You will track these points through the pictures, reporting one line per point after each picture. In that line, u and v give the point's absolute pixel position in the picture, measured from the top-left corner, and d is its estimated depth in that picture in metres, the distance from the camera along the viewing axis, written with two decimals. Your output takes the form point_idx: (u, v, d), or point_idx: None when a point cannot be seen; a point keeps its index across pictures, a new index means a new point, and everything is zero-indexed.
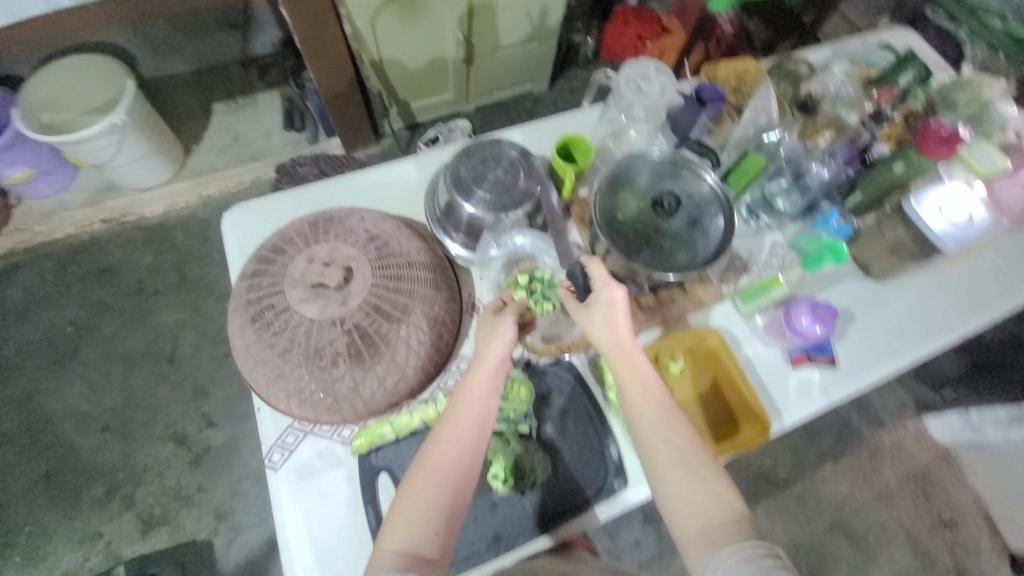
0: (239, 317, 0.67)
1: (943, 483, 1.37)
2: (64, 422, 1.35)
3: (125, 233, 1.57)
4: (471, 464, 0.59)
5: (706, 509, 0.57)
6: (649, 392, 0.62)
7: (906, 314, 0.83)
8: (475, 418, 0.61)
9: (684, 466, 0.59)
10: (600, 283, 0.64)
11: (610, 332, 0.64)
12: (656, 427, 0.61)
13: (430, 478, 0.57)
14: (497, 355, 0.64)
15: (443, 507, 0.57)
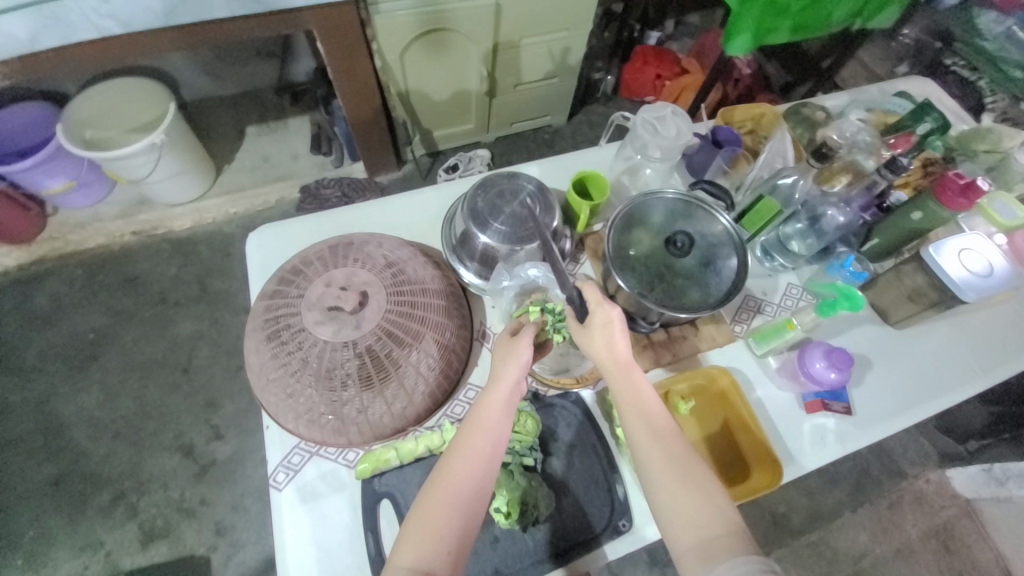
0: (256, 335, 0.69)
1: (964, 539, 1.32)
2: (78, 426, 1.37)
3: (153, 245, 1.64)
4: (483, 483, 0.56)
5: (700, 524, 0.54)
6: (643, 402, 0.60)
7: (924, 362, 0.82)
8: (486, 446, 0.57)
9: (682, 480, 0.56)
10: (595, 303, 0.63)
11: (609, 351, 0.61)
12: (649, 438, 0.58)
13: (440, 496, 0.55)
14: (511, 374, 0.61)
15: (457, 528, 0.54)
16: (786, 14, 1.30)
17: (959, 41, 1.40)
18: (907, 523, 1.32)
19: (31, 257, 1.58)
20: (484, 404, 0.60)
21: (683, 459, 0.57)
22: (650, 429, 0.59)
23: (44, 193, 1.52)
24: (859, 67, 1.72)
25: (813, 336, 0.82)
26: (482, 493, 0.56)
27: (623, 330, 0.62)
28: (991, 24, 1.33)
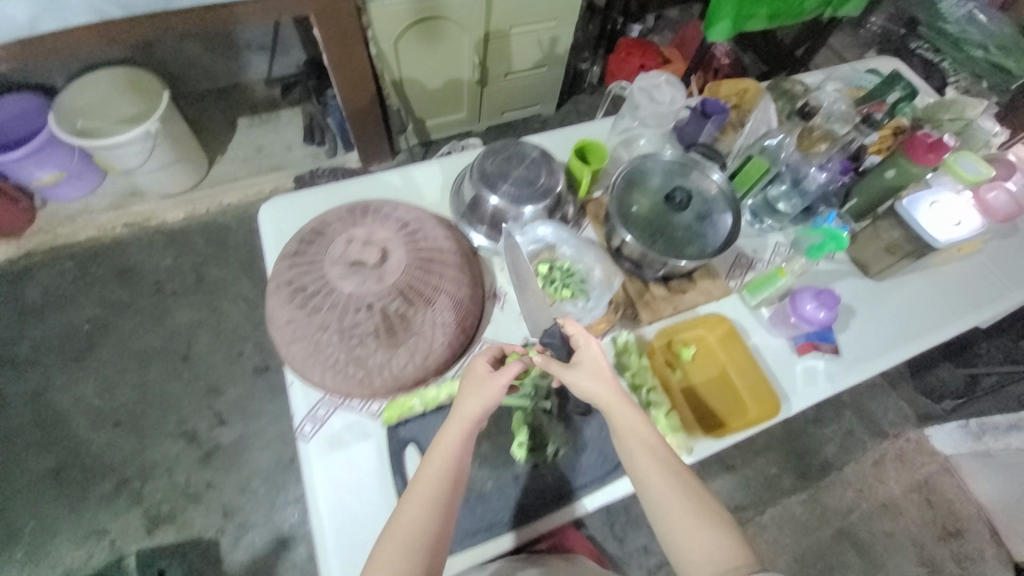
0: (279, 293, 0.71)
1: (943, 491, 1.40)
2: (77, 417, 1.36)
3: (146, 237, 1.62)
4: (440, 518, 0.57)
5: (714, 553, 0.53)
6: (636, 432, 0.61)
7: (901, 308, 0.89)
8: (445, 479, 0.58)
9: (692, 507, 0.56)
10: (580, 339, 0.65)
11: (597, 384, 0.62)
12: (653, 470, 0.58)
13: (401, 539, 0.55)
14: (473, 408, 0.61)
15: (414, 574, 0.54)
16: (762, 2, 1.37)
17: (923, 24, 1.48)
18: (890, 479, 1.40)
19: (19, 251, 1.55)
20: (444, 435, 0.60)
21: (691, 485, 0.58)
22: (653, 459, 0.59)
23: (34, 184, 1.50)
24: (832, 54, 1.81)
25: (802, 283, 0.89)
26: (438, 539, 0.56)
27: (609, 365, 0.64)
28: (953, 8, 1.43)
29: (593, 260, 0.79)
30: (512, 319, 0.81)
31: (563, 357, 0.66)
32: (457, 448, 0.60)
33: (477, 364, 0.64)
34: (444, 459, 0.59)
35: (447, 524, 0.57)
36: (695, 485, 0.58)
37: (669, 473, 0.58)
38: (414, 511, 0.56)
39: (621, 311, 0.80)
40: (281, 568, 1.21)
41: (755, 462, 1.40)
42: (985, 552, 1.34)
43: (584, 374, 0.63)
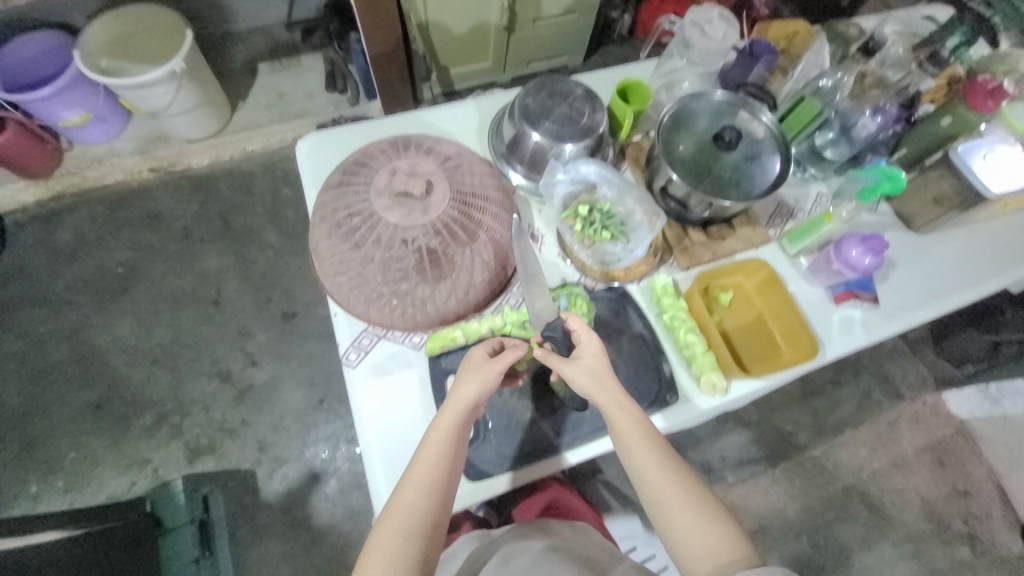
0: (326, 223, 0.73)
1: (959, 454, 1.39)
2: (115, 354, 1.41)
3: (172, 184, 1.62)
4: (438, 503, 0.61)
5: (715, 549, 0.57)
6: (636, 433, 0.62)
7: (941, 262, 0.87)
8: (445, 464, 0.61)
9: (692, 506, 0.60)
10: (583, 335, 0.65)
11: (597, 383, 0.63)
12: (655, 470, 0.62)
13: (401, 523, 0.59)
14: (471, 396, 0.63)
15: (414, 551, 0.58)
16: None
17: None
18: (904, 441, 1.39)
19: (49, 193, 1.57)
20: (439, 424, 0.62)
21: (690, 484, 0.61)
22: (654, 459, 0.62)
23: (61, 125, 1.49)
24: (881, 4, 1.69)
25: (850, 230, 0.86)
26: (435, 523, 0.60)
27: (608, 363, 0.65)
28: None
29: (633, 203, 0.79)
30: (548, 259, 0.81)
31: (564, 352, 0.67)
32: (452, 442, 0.62)
33: (471, 358, 0.65)
34: (437, 452, 0.61)
35: (443, 509, 0.61)
36: (693, 483, 0.62)
37: (671, 474, 0.61)
38: (411, 499, 0.60)
39: (659, 254, 0.81)
40: (312, 499, 1.28)
41: (771, 419, 1.40)
42: (994, 513, 1.35)
43: (588, 377, 0.63)
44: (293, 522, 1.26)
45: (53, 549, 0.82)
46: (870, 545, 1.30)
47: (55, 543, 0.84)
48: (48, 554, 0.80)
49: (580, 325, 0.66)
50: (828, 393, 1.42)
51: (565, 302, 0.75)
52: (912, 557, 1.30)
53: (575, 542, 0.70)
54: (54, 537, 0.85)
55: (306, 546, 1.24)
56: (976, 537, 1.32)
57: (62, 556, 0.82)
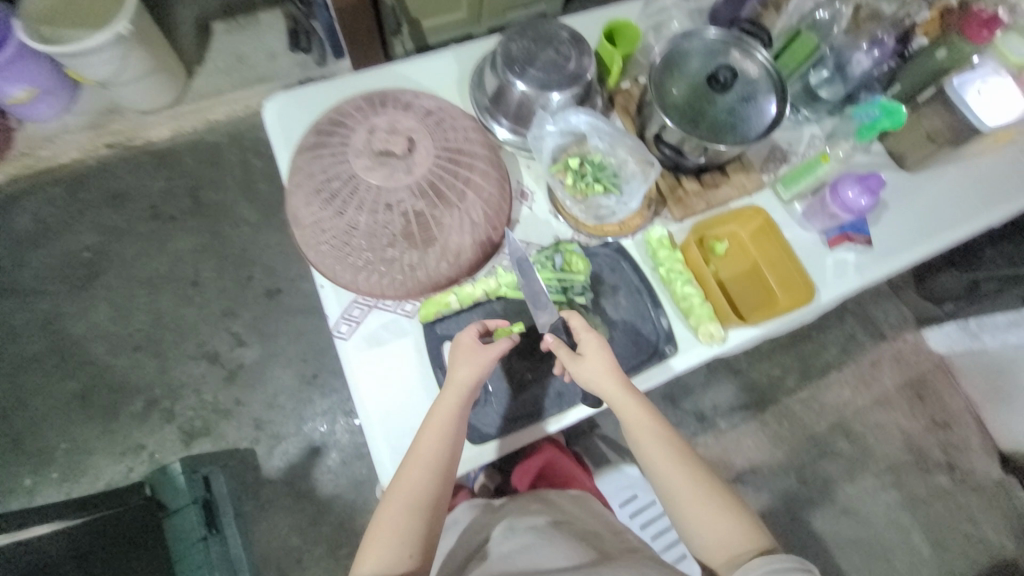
0: (303, 189, 0.69)
1: (938, 388, 1.42)
2: (93, 342, 1.36)
3: (133, 159, 1.52)
4: (440, 481, 0.62)
5: (729, 543, 0.60)
6: (649, 431, 0.64)
7: (932, 200, 0.87)
8: (447, 445, 0.62)
9: (707, 501, 0.62)
10: (582, 331, 0.65)
11: (600, 378, 0.64)
12: (670, 465, 0.64)
13: (404, 503, 0.60)
14: (467, 378, 0.63)
15: (419, 526, 0.60)
16: None
17: None
18: (885, 376, 1.42)
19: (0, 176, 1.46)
20: (438, 408, 0.63)
21: (705, 480, 0.63)
22: (668, 457, 0.64)
23: (6, 103, 1.37)
24: None
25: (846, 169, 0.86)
26: (438, 499, 0.62)
27: (612, 355, 0.65)
28: None
29: (625, 154, 0.76)
30: (540, 218, 0.79)
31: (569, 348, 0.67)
32: (452, 423, 0.62)
33: (462, 341, 0.65)
34: (436, 433, 0.62)
35: (444, 487, 0.62)
36: (707, 476, 0.64)
37: (686, 471, 0.63)
38: (413, 479, 0.61)
39: (654, 207, 0.79)
40: (315, 472, 1.28)
41: (759, 366, 1.42)
42: (973, 441, 1.39)
43: (598, 367, 0.63)
44: (298, 495, 1.26)
45: (48, 543, 0.80)
46: (853, 478, 1.35)
47: (51, 535, 0.81)
48: (42, 549, 0.78)
49: (582, 325, 0.65)
50: (817, 338, 1.45)
51: (560, 260, 0.74)
52: (893, 486, 1.35)
53: (578, 516, 0.68)
54: (49, 530, 0.82)
55: (312, 517, 1.25)
56: (955, 466, 1.37)
57: (57, 550, 0.80)
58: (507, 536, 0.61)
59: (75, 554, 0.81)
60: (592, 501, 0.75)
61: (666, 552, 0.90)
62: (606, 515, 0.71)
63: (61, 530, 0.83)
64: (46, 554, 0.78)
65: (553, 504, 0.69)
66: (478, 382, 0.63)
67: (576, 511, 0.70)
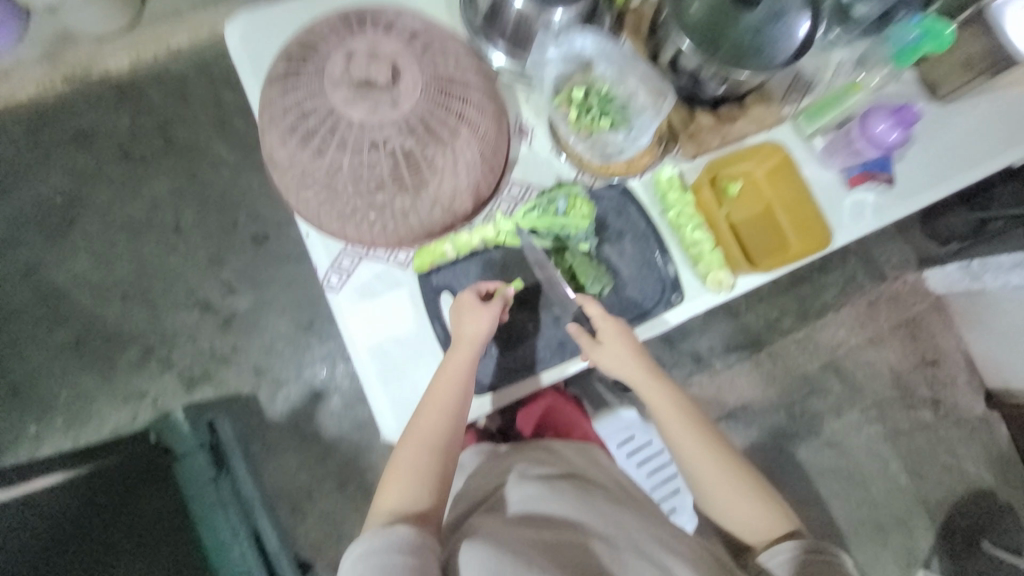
0: (278, 126, 0.62)
1: (930, 327, 1.39)
2: (80, 291, 1.32)
3: (93, 94, 1.37)
4: (452, 426, 0.63)
5: (750, 522, 0.66)
6: (675, 419, 0.69)
7: (962, 136, 0.80)
8: (456, 392, 0.64)
9: (731, 486, 0.67)
10: (600, 320, 0.68)
11: (621, 365, 0.68)
12: (698, 452, 0.68)
13: (420, 445, 0.62)
14: (474, 331, 0.65)
15: (433, 471, 0.61)
16: None
17: None
18: (881, 317, 1.39)
19: None
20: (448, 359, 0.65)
21: (731, 466, 0.68)
22: (695, 444, 0.68)
23: None
24: None
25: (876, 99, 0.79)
26: (449, 445, 0.63)
27: (632, 344, 0.68)
28: None
29: (637, 83, 0.69)
30: (541, 156, 0.74)
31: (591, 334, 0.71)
32: (463, 370, 0.64)
33: (465, 297, 0.66)
34: (449, 380, 0.64)
35: (457, 432, 0.64)
36: (737, 467, 0.68)
37: (714, 458, 0.67)
38: (428, 421, 0.63)
39: (664, 143, 0.74)
40: (320, 416, 1.27)
41: (757, 308, 1.37)
42: (960, 378, 1.38)
43: (622, 353, 0.67)
44: (304, 437, 1.26)
45: (52, 496, 0.87)
46: (840, 412, 1.35)
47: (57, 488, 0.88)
48: (48, 502, 0.85)
49: (598, 310, 0.68)
50: (826, 278, 1.39)
51: (563, 204, 0.71)
52: (876, 420, 1.36)
53: (584, 466, 0.67)
54: (55, 483, 0.89)
55: (321, 454, 1.26)
56: (939, 402, 1.37)
57: (62, 501, 0.86)
58: (520, 485, 0.60)
59: (83, 502, 0.88)
60: (594, 449, 0.74)
61: (657, 492, 0.93)
62: (607, 464, 0.71)
63: (65, 483, 0.89)
64: (52, 507, 0.85)
65: (557, 453, 0.69)
66: (486, 334, 0.65)
67: (580, 461, 0.69)
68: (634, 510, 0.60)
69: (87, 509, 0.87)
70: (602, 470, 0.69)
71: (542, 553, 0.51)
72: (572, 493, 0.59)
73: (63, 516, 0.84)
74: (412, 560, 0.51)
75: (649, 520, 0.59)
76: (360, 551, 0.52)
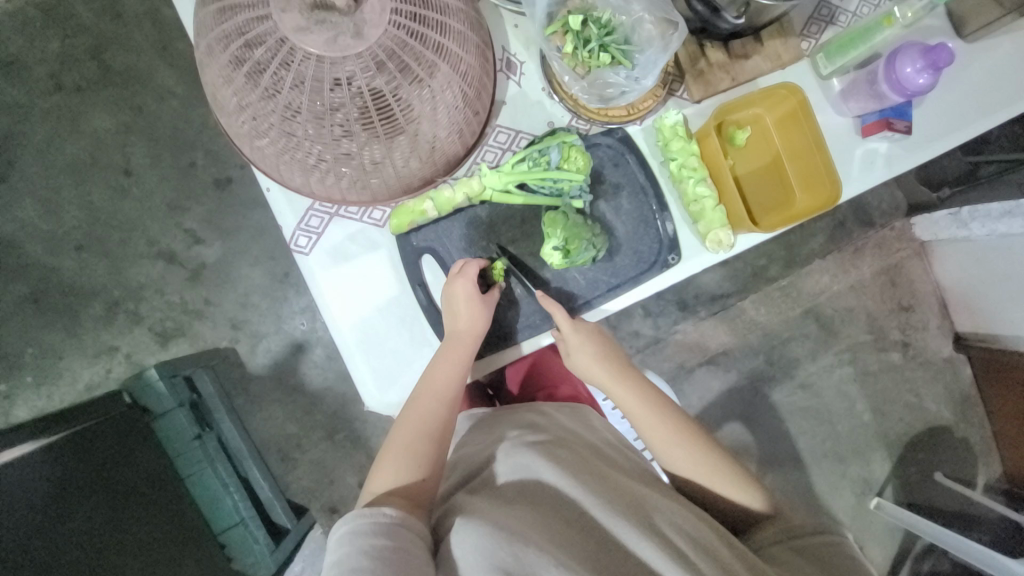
0: (220, 59, 0.52)
1: (911, 274, 1.33)
2: (30, 241, 1.22)
3: (15, 11, 1.18)
4: (448, 412, 0.64)
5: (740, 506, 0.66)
6: (647, 421, 0.68)
7: (986, 79, 0.73)
8: (456, 380, 0.65)
9: (716, 472, 0.67)
10: (566, 326, 0.67)
11: (589, 364, 0.69)
12: (677, 446, 0.67)
13: (412, 430, 0.62)
14: (467, 321, 0.65)
15: (428, 455, 0.62)
16: None
17: None
18: (865, 264, 1.32)
19: None
20: (444, 349, 0.66)
21: (711, 454, 0.67)
22: (672, 441, 0.67)
23: None
24: None
25: (906, 36, 0.72)
26: (445, 429, 0.64)
27: (597, 346, 0.69)
28: None
29: (641, 9, 0.61)
30: (532, 97, 0.68)
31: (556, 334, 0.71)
32: (463, 362, 0.65)
33: (460, 283, 0.65)
34: (447, 367, 0.65)
35: (451, 417, 0.65)
36: (717, 456, 0.68)
37: (693, 450, 0.67)
38: (420, 410, 0.63)
39: (669, 84, 0.68)
40: (302, 367, 1.24)
41: (745, 254, 1.31)
42: (932, 323, 1.35)
43: (585, 357, 0.69)
44: (288, 389, 1.24)
45: (28, 467, 0.78)
46: (815, 357, 1.33)
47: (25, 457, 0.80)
48: (20, 478, 0.76)
49: (562, 319, 0.67)
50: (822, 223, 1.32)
51: (557, 155, 0.64)
52: (848, 362, 1.34)
53: (572, 428, 0.68)
54: (23, 453, 0.80)
55: (306, 407, 1.24)
56: (909, 345, 1.34)
57: (39, 473, 0.78)
58: (511, 453, 0.61)
59: (56, 473, 0.80)
60: (584, 408, 0.74)
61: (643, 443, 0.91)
62: (596, 424, 0.71)
63: (33, 452, 0.80)
64: (25, 482, 0.76)
65: (548, 414, 0.69)
66: (478, 325, 0.65)
67: (569, 422, 0.69)
68: (625, 474, 0.60)
69: (61, 480, 0.80)
70: (591, 430, 0.69)
71: (538, 530, 0.51)
72: (568, 460, 0.59)
73: (38, 492, 0.77)
74: (395, 543, 0.50)
75: (641, 487, 0.59)
76: (345, 531, 0.51)
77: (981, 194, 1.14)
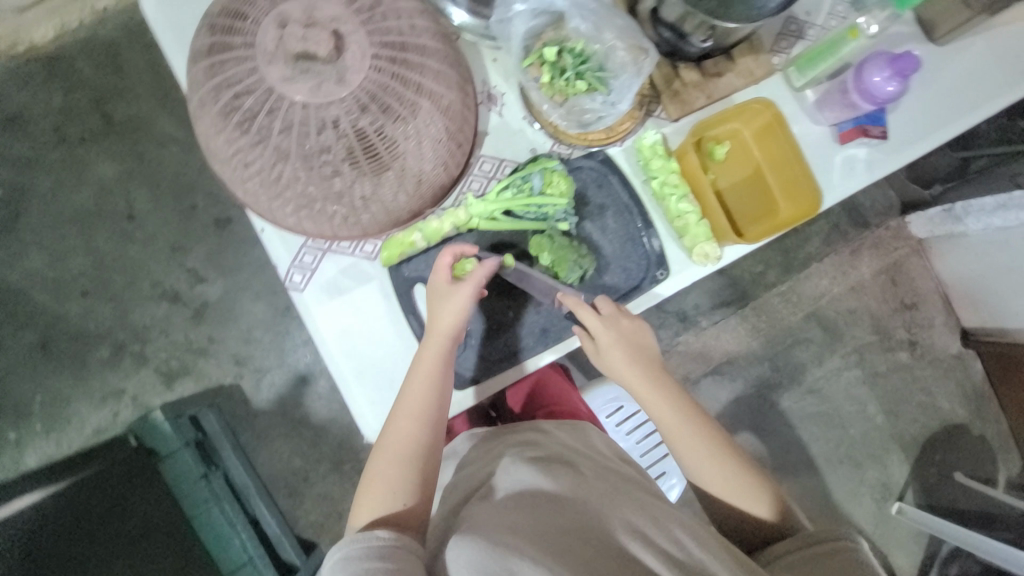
0: (212, 110, 0.55)
1: (911, 271, 1.33)
2: (39, 289, 1.24)
3: (21, 71, 1.24)
4: (427, 430, 0.63)
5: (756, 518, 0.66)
6: (672, 425, 0.67)
7: (958, 80, 0.75)
8: (434, 395, 0.64)
9: (739, 486, 0.66)
10: (597, 326, 0.65)
11: (625, 365, 0.67)
12: (701, 455, 0.66)
13: (391, 454, 0.62)
14: (445, 320, 0.64)
15: (408, 478, 0.61)
16: None
17: None
18: (863, 264, 1.32)
19: None
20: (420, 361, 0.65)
21: (736, 465, 0.67)
22: (701, 448, 0.66)
23: None
24: None
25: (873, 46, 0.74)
26: (427, 448, 0.63)
27: (629, 349, 0.66)
28: None
29: (613, 37, 0.64)
30: (514, 126, 0.70)
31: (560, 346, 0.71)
32: (439, 376, 0.64)
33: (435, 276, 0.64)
34: (425, 379, 0.64)
35: (432, 437, 0.63)
36: (740, 467, 0.67)
37: (721, 458, 0.66)
38: (404, 431, 0.62)
39: (646, 105, 0.70)
40: (306, 400, 1.24)
41: (741, 262, 1.31)
42: (937, 320, 1.33)
43: (619, 357, 0.66)
44: (293, 422, 1.24)
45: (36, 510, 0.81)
46: (821, 361, 1.31)
47: (31, 507, 0.81)
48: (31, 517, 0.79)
49: (589, 316, 0.65)
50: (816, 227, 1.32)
51: (539, 181, 0.67)
52: (855, 364, 1.32)
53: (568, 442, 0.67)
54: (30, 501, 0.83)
55: (312, 440, 1.23)
56: (916, 343, 1.33)
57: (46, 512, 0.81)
58: (512, 470, 0.61)
59: (63, 509, 0.83)
60: (585, 425, 0.74)
61: (646, 458, 0.95)
62: (597, 441, 0.71)
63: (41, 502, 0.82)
64: (34, 523, 0.78)
65: (548, 434, 0.69)
66: (454, 326, 0.64)
67: (569, 440, 0.69)
68: (624, 489, 0.60)
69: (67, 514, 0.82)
70: (592, 448, 0.68)
71: (534, 540, 0.51)
72: (567, 476, 0.59)
73: (48, 526, 0.79)
74: (391, 564, 0.51)
75: (638, 498, 0.59)
76: (339, 557, 0.52)
77: (970, 190, 1.14)
